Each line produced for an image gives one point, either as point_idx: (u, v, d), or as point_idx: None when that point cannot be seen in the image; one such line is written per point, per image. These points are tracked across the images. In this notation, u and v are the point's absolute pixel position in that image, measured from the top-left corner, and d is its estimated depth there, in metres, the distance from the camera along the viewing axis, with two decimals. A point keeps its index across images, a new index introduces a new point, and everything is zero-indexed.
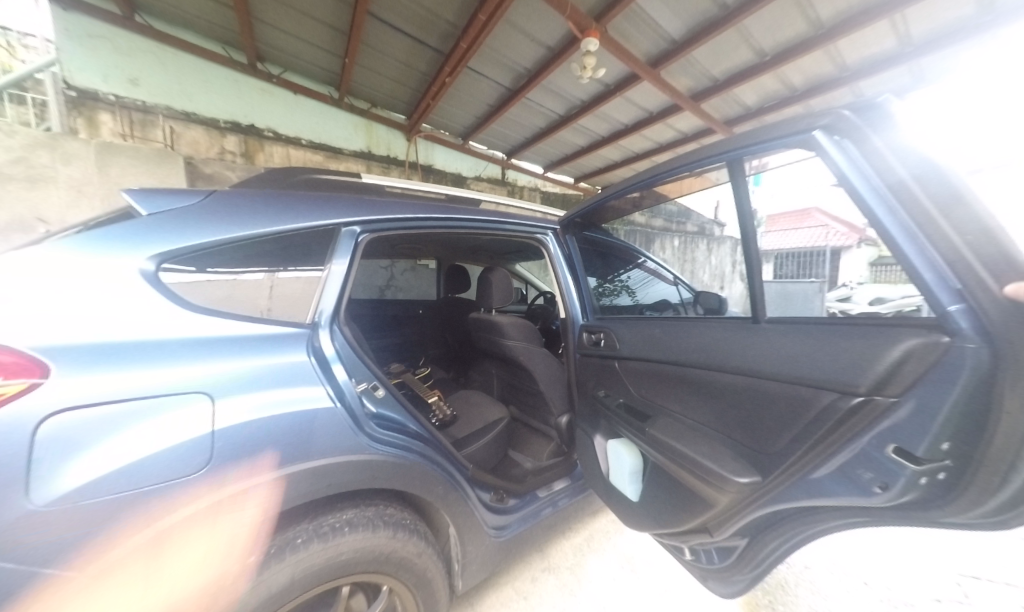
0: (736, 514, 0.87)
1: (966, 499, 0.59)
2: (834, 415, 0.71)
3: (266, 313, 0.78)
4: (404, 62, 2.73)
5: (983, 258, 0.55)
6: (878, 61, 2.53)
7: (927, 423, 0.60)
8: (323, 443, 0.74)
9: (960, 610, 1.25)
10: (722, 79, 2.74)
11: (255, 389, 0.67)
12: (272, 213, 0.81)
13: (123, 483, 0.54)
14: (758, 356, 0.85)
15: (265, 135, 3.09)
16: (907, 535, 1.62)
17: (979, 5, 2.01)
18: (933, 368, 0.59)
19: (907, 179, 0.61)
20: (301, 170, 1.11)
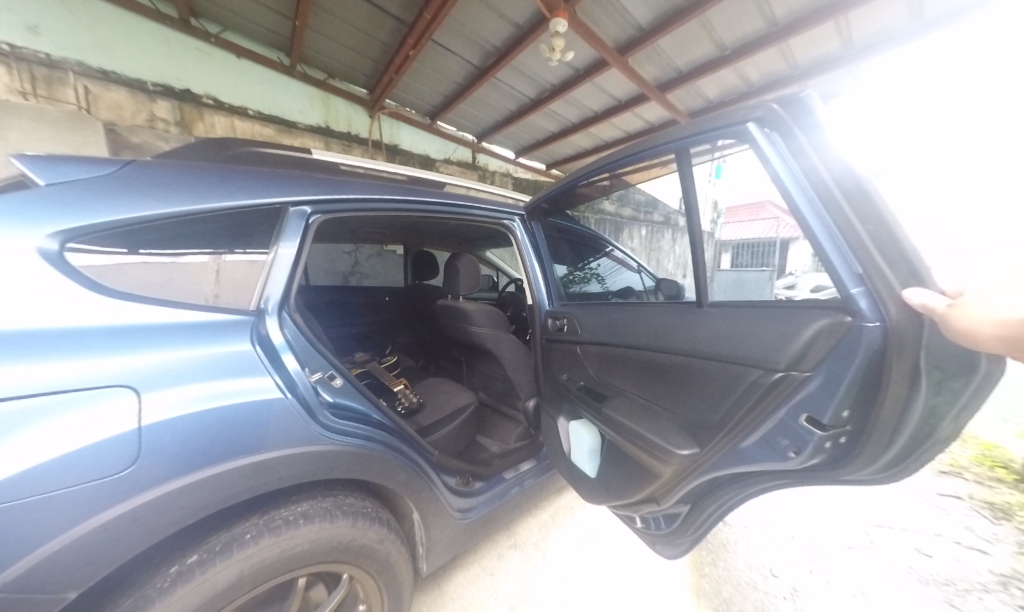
0: (679, 483, 0.95)
1: (861, 458, 0.68)
2: (758, 389, 0.78)
3: (212, 301, 0.73)
4: (363, 29, 2.53)
5: (881, 248, 0.62)
6: (825, 62, 2.70)
7: (832, 394, 0.69)
8: (272, 436, 0.71)
9: (865, 554, 1.46)
10: (686, 70, 2.80)
11: (189, 381, 0.62)
12: (207, 188, 0.73)
13: (32, 487, 0.48)
14: (698, 337, 0.91)
15: (204, 102, 2.78)
16: (828, 494, 1.85)
17: (909, 15, 2.20)
18: (838, 345, 0.67)
19: (825, 175, 0.67)
20: (241, 142, 1.01)
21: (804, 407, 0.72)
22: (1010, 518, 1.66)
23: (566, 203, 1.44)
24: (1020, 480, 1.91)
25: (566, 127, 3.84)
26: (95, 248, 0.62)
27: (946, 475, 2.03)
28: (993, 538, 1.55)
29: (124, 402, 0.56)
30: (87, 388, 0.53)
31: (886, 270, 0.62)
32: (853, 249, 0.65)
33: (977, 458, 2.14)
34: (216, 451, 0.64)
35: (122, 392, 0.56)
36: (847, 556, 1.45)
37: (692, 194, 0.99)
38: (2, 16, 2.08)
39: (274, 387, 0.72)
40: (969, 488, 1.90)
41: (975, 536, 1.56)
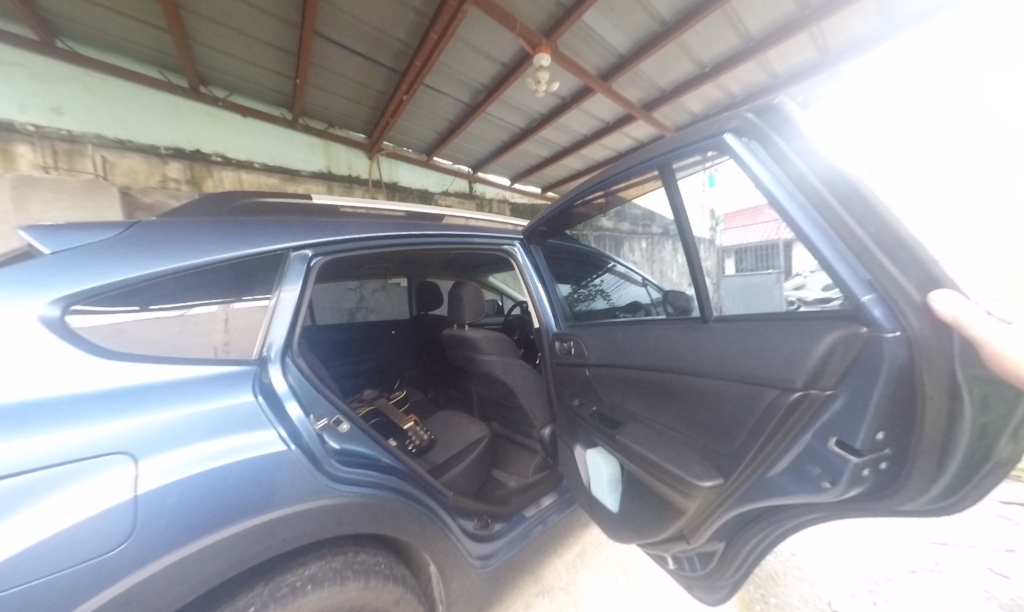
0: (708, 516, 0.87)
1: (910, 486, 0.63)
2: (778, 411, 0.73)
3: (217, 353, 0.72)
4: (358, 81, 2.69)
5: (885, 249, 0.60)
6: (803, 70, 2.79)
7: (860, 414, 0.64)
8: (276, 495, 0.67)
9: (933, 579, 1.31)
10: (669, 89, 2.89)
11: (188, 443, 0.59)
12: (209, 240, 0.74)
13: (20, 574, 0.45)
14: (708, 355, 0.87)
15: (213, 160, 2.94)
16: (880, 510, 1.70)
17: (880, 19, 2.28)
18: (856, 359, 0.64)
19: (814, 180, 0.66)
20: (244, 194, 1.04)
21: (827, 428, 0.68)
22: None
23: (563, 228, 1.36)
24: None
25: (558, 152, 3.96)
26: (100, 309, 0.61)
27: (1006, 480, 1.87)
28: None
29: (116, 470, 0.53)
30: (78, 460, 0.50)
31: (902, 280, 0.59)
32: (868, 254, 0.61)
33: None
34: (215, 517, 0.60)
35: (114, 462, 0.53)
36: (912, 582, 1.30)
37: (677, 203, 0.98)
38: (29, 101, 2.25)
39: (273, 441, 0.68)
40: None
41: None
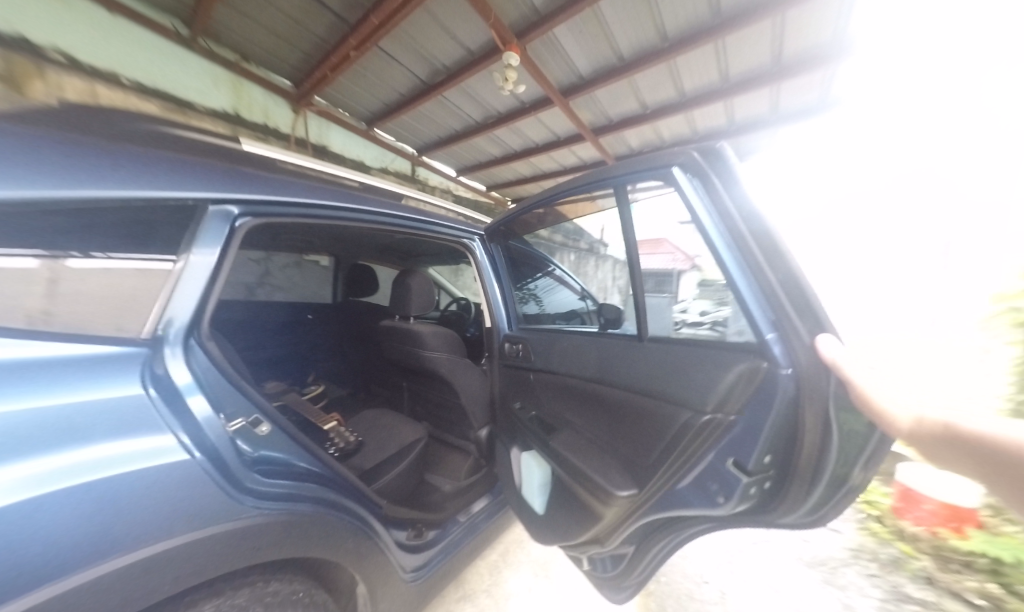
0: (620, 523, 0.97)
1: (785, 504, 0.77)
2: (687, 431, 0.85)
3: (33, 325, 0.48)
4: (293, 17, 2.26)
5: (789, 294, 0.71)
6: (714, 132, 3.38)
7: (754, 440, 0.75)
8: (175, 518, 0.51)
9: (767, 547, 1.72)
10: (615, 120, 3.19)
11: (30, 455, 0.41)
12: (91, 164, 0.53)
13: None
14: (641, 375, 0.98)
15: (50, 57, 2.10)
16: None
17: (769, 108, 2.92)
18: (755, 390, 0.75)
19: (738, 221, 0.76)
20: (133, 117, 0.77)
21: (729, 450, 0.79)
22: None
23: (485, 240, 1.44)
24: None
25: (508, 155, 4.01)
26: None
27: None
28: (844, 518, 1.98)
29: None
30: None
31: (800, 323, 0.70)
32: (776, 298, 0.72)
33: None
34: (74, 556, 0.43)
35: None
36: (755, 552, 1.69)
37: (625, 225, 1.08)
38: None
39: (172, 449, 0.53)
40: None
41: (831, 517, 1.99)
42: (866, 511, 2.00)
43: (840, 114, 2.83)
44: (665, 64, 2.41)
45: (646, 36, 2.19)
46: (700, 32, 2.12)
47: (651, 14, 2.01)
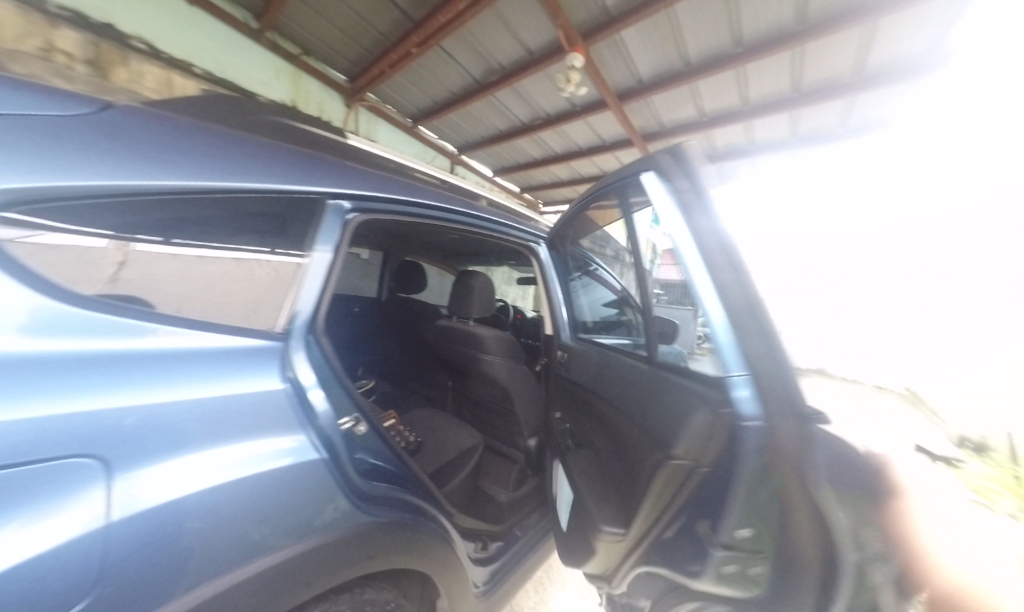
0: (620, 564, 0.92)
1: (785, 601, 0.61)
2: (659, 474, 0.81)
3: (99, 294, 0.44)
4: (360, 14, 2.31)
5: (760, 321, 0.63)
6: (772, 143, 3.27)
7: (725, 502, 0.67)
8: (264, 530, 0.50)
9: None
10: (668, 126, 3.13)
11: (187, 449, 0.44)
12: (230, 159, 0.55)
13: None
14: (631, 403, 0.96)
15: (133, 45, 2.20)
16: None
17: (838, 120, 2.82)
18: (716, 438, 0.68)
19: (704, 235, 0.70)
20: (258, 112, 0.79)
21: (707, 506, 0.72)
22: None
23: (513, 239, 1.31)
24: None
25: (549, 157, 3.99)
26: (55, 225, 0.42)
27: None
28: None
29: (89, 497, 0.37)
30: (36, 463, 0.34)
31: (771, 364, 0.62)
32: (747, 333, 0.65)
33: None
34: (185, 564, 0.42)
35: (91, 475, 0.37)
36: None
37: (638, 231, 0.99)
38: None
39: (284, 453, 0.53)
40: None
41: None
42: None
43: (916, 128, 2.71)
44: (733, 70, 2.35)
45: (717, 39, 2.17)
46: (784, 37, 2.08)
47: (729, 16, 1.98)
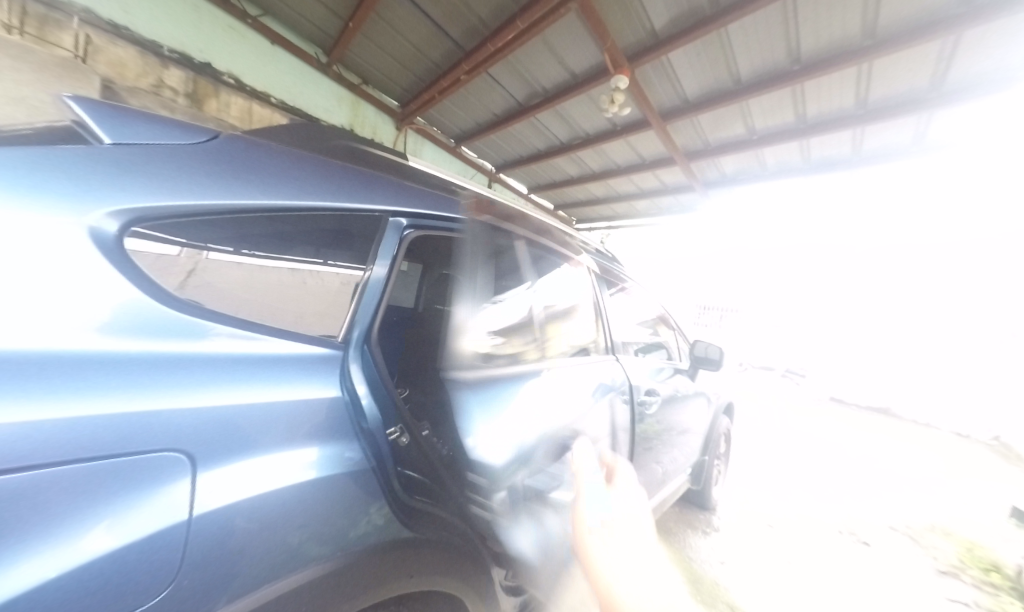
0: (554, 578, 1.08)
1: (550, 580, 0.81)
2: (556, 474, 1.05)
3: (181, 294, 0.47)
4: (416, 46, 2.50)
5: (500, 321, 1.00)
6: (830, 163, 3.07)
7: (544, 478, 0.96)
8: (302, 536, 0.50)
9: None
10: (714, 145, 3.04)
11: (258, 452, 0.48)
12: (308, 182, 0.61)
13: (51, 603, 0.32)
14: None
15: (223, 80, 2.52)
16: (850, 596, 1.81)
17: (910, 138, 2.60)
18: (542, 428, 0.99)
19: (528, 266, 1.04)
20: (331, 136, 0.86)
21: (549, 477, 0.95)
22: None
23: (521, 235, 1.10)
24: (1013, 587, 2.01)
25: (586, 174, 4.01)
26: (158, 236, 0.47)
27: (949, 577, 2.09)
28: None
29: (176, 490, 0.40)
30: (139, 455, 0.38)
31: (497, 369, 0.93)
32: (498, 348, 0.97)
33: (969, 560, 2.22)
34: (239, 563, 0.44)
35: (180, 469, 0.41)
36: None
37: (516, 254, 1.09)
38: None
39: (328, 464, 0.55)
40: (975, 594, 1.95)
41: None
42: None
43: (1010, 145, 2.43)
44: (788, 87, 2.26)
45: (772, 57, 2.10)
46: (848, 53, 1.98)
47: (786, 32, 1.92)
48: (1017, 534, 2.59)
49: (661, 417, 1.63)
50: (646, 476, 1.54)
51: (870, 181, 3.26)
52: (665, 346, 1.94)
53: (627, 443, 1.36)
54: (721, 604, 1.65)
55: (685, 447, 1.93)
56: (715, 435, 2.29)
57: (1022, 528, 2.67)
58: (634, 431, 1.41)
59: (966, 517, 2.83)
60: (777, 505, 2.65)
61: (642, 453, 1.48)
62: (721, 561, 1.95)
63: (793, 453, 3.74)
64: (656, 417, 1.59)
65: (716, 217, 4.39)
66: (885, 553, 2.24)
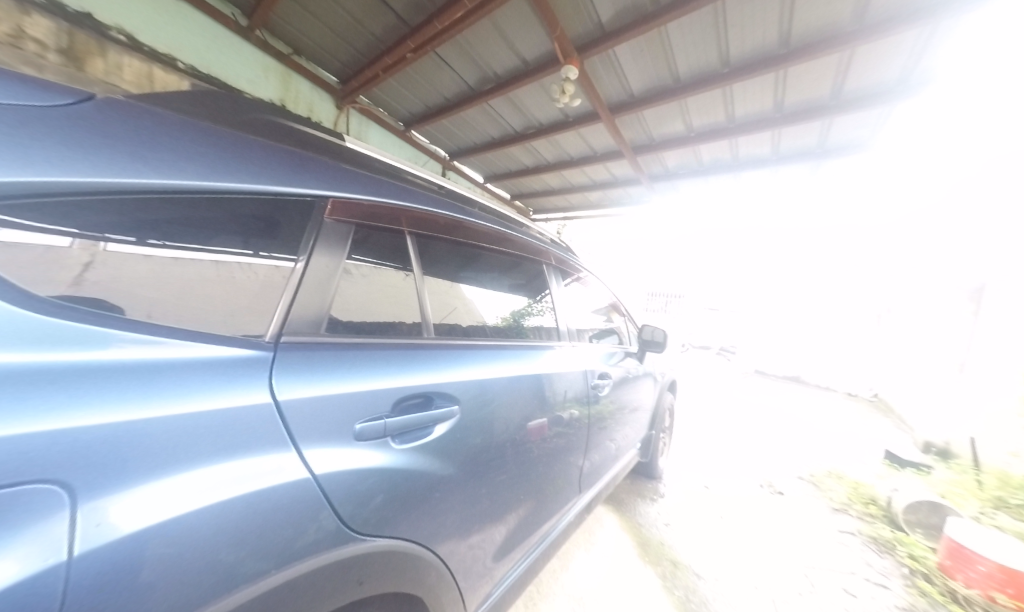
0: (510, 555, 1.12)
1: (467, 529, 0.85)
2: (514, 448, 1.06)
3: (63, 293, 0.41)
4: (355, 17, 2.29)
5: (436, 288, 0.98)
6: (756, 160, 3.40)
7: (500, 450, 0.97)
8: (238, 555, 0.45)
9: (812, 599, 1.69)
10: (657, 139, 3.21)
11: (172, 468, 0.41)
12: (220, 158, 0.54)
13: None
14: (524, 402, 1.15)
15: (113, 37, 2.11)
16: (771, 541, 2.10)
17: (816, 140, 2.97)
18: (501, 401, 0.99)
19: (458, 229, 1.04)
20: (252, 109, 0.77)
21: (449, 446, 0.80)
22: (891, 551, 2.12)
23: (425, 228, 0.92)
24: (884, 514, 2.48)
25: (541, 164, 4.04)
26: (25, 224, 0.39)
27: (841, 512, 2.51)
28: (884, 570, 1.96)
29: (52, 529, 0.33)
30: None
31: (431, 348, 0.86)
32: (373, 314, 0.79)
33: (856, 497, 2.69)
34: (149, 600, 0.38)
35: (55, 503, 0.33)
36: (799, 602, 1.67)
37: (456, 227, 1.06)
38: None
39: (262, 477, 0.48)
40: (858, 524, 2.38)
41: (874, 570, 1.95)
42: (913, 568, 1.98)
43: (887, 149, 2.88)
44: (720, 89, 2.45)
45: (706, 59, 2.26)
46: (768, 60, 2.18)
47: (717, 36, 2.06)
48: (889, 472, 3.18)
49: (613, 398, 1.73)
50: (600, 454, 1.64)
51: (787, 178, 3.67)
52: (617, 332, 2.04)
53: (581, 425, 1.43)
54: (666, 560, 1.83)
55: (635, 423, 2.07)
56: (661, 410, 2.49)
57: (891, 466, 3.29)
58: (589, 413, 1.49)
59: (853, 462, 3.42)
60: (712, 467, 2.99)
61: (596, 432, 1.57)
62: (666, 522, 2.15)
63: (726, 421, 4.22)
64: (609, 398, 1.69)
65: (660, 209, 4.68)
66: (795, 499, 2.63)
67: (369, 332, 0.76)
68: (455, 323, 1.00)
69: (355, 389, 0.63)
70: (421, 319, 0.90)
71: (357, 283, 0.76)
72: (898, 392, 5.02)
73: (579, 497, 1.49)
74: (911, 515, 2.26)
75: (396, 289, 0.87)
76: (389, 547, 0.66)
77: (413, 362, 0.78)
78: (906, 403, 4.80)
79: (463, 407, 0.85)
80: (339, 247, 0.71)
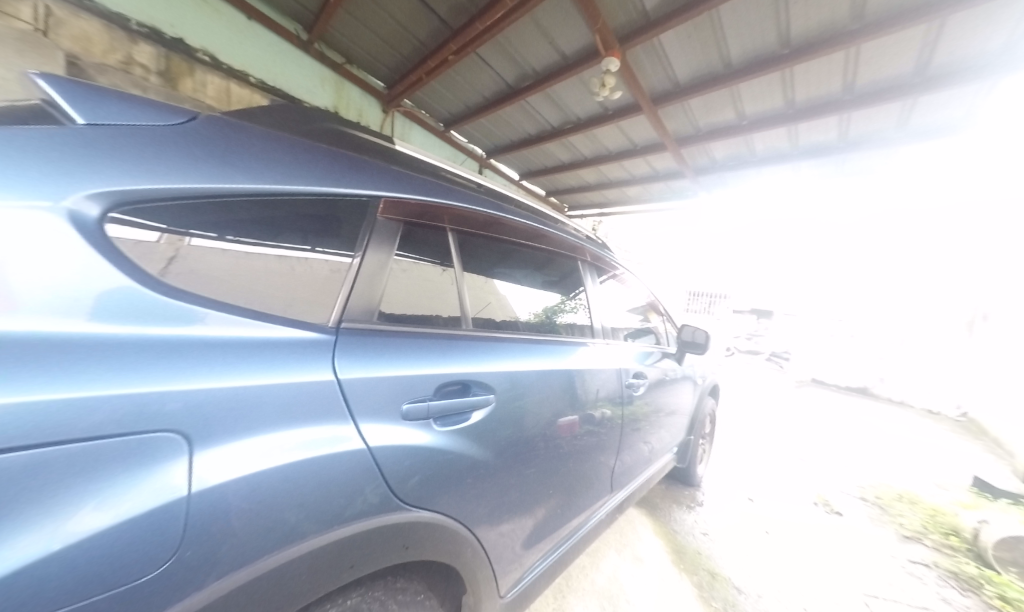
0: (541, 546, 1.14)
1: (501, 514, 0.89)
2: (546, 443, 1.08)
3: (167, 278, 0.48)
4: (402, 24, 2.40)
5: (473, 284, 1.02)
6: (819, 149, 3.09)
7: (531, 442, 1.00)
8: (301, 515, 0.52)
9: None
10: (704, 130, 3.04)
11: (254, 430, 0.48)
12: (292, 165, 0.61)
13: (58, 573, 0.34)
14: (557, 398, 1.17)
15: (198, 57, 2.39)
16: (825, 563, 1.94)
17: (894, 124, 2.64)
18: (535, 395, 1.02)
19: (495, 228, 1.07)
20: (317, 119, 0.86)
21: (485, 432, 0.84)
22: (976, 589, 1.86)
23: (465, 225, 0.96)
24: (967, 547, 2.17)
25: (577, 160, 3.98)
26: (140, 223, 0.46)
27: (911, 540, 2.25)
28: (965, 610, 1.73)
29: (172, 470, 0.41)
30: (128, 437, 0.39)
31: (470, 340, 0.90)
32: (417, 307, 0.85)
33: (931, 526, 2.39)
34: (238, 540, 0.46)
35: (175, 449, 0.41)
36: None
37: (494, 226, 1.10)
38: None
39: (326, 445, 0.55)
40: (933, 555, 2.12)
41: (952, 608, 1.73)
42: None
43: (988, 130, 2.49)
44: (779, 72, 2.26)
45: (762, 41, 2.09)
46: (836, 37, 1.98)
47: (777, 15, 1.90)
48: (976, 501, 2.77)
49: (649, 399, 1.69)
50: (633, 456, 1.61)
51: (856, 167, 3.30)
52: (654, 332, 1.98)
53: (614, 424, 1.42)
54: (703, 571, 1.76)
55: (671, 427, 2.00)
56: (700, 416, 2.38)
57: (980, 496, 2.87)
58: (623, 413, 1.47)
59: (929, 487, 3.03)
60: (756, 479, 2.80)
61: (630, 433, 1.54)
62: (703, 532, 2.06)
63: (773, 431, 3.92)
64: (644, 399, 1.65)
65: (705, 204, 4.43)
66: (855, 521, 2.39)
67: (415, 322, 0.82)
68: (491, 318, 1.04)
69: (402, 373, 0.68)
70: (460, 313, 0.95)
71: (401, 277, 0.81)
72: (993, 412, 4.34)
73: (611, 495, 1.48)
74: (1004, 552, 1.97)
75: (438, 284, 0.92)
76: (429, 520, 0.71)
77: (454, 352, 0.83)
78: (1002, 425, 4.14)
79: (498, 397, 0.89)
80: (387, 243, 0.77)
